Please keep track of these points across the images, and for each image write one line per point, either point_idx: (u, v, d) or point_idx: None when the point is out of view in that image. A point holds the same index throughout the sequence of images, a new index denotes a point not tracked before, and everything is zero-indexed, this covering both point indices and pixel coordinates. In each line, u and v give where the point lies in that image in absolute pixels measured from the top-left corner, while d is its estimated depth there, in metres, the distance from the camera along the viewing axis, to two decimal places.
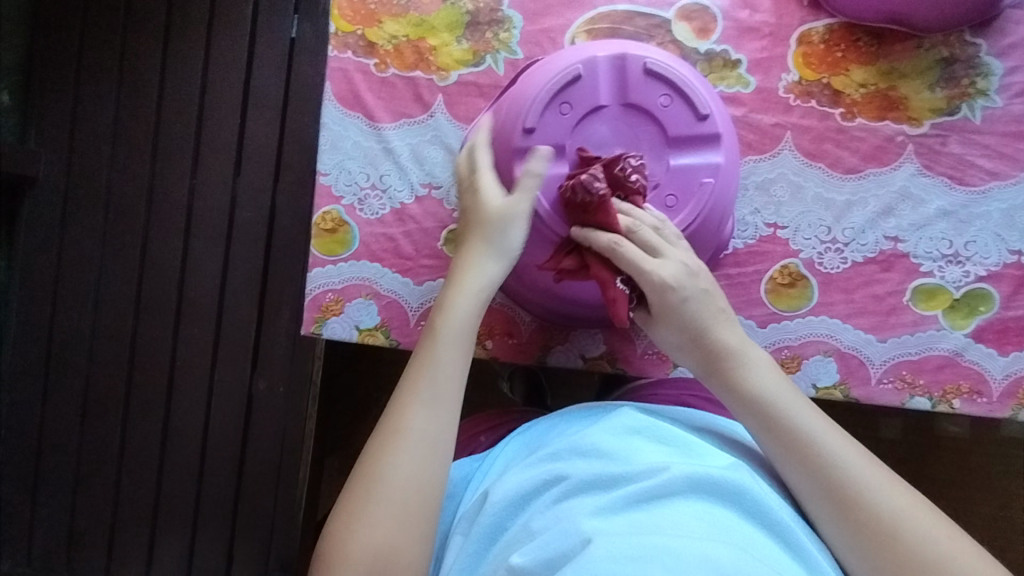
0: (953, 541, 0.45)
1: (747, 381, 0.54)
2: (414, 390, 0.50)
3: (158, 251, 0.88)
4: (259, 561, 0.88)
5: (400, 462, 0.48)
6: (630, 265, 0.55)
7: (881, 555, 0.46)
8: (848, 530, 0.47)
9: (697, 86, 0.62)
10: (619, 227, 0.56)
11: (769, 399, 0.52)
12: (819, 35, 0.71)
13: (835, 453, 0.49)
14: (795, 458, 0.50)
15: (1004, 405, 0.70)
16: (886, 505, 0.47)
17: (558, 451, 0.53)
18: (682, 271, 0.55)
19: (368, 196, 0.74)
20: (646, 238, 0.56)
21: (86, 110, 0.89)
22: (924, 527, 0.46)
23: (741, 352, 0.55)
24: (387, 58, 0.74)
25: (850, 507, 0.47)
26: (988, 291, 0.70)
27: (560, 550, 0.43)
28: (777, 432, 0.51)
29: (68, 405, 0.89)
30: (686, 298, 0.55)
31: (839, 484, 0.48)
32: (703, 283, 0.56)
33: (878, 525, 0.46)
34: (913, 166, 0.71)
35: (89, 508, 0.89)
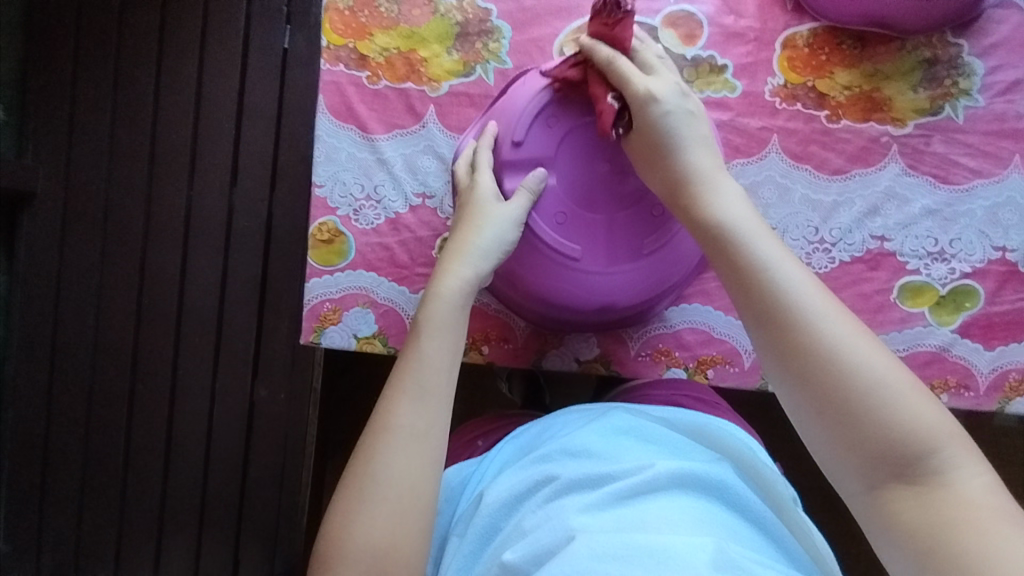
0: (897, 374, 0.43)
1: (710, 203, 0.53)
2: (402, 383, 0.52)
3: (157, 262, 0.89)
4: (265, 565, 0.90)
5: (390, 458, 0.49)
6: (620, 75, 0.58)
7: (815, 388, 0.44)
8: (783, 361, 0.46)
9: (680, 98, 0.63)
10: (627, 48, 0.60)
11: (729, 222, 0.51)
12: (803, 39, 0.72)
13: (788, 278, 0.48)
14: (762, 289, 0.48)
15: (990, 398, 0.71)
16: (835, 337, 0.45)
17: (549, 453, 0.54)
18: (670, 87, 0.57)
19: (363, 207, 0.75)
20: (648, 59, 0.60)
21: (82, 124, 0.90)
22: (866, 359, 0.44)
23: (708, 175, 0.55)
24: (379, 71, 0.75)
25: (793, 333, 0.46)
26: (973, 287, 0.71)
27: (548, 546, 0.45)
28: (731, 255, 0.50)
29: (72, 416, 0.90)
30: (665, 116, 0.57)
31: (784, 301, 0.47)
32: (687, 104, 0.57)
33: (816, 350, 0.45)
34: (898, 166, 0.72)
35: (95, 516, 0.90)
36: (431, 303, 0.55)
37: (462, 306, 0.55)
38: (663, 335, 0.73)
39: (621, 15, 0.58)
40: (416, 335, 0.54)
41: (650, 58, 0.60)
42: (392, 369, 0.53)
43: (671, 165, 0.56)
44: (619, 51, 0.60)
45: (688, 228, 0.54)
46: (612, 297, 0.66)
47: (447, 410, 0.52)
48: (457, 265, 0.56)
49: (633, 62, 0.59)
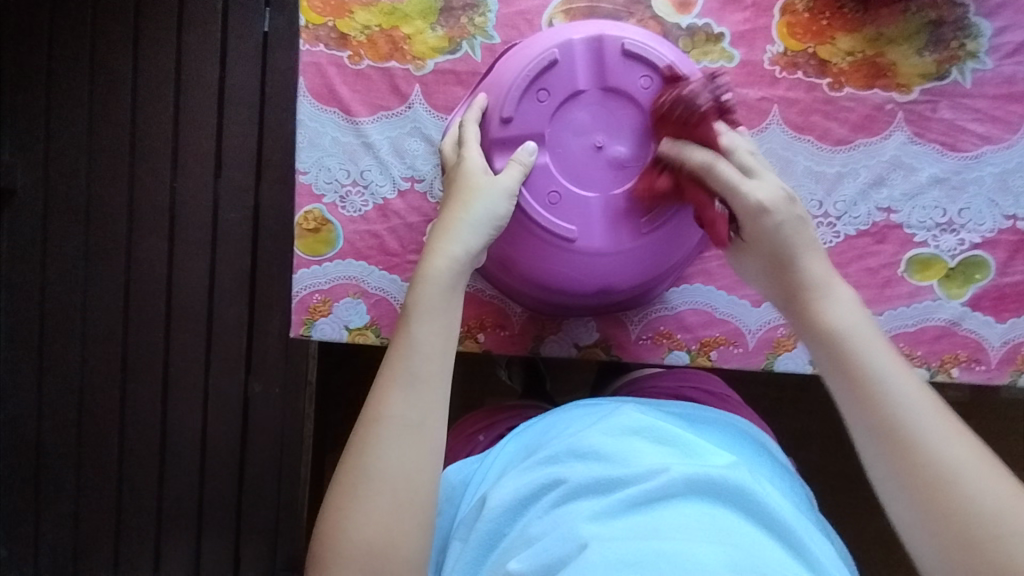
0: (1002, 483, 0.43)
1: (823, 310, 0.51)
2: (392, 372, 0.49)
3: (143, 257, 0.87)
4: (266, 562, 0.89)
5: (384, 453, 0.47)
6: (721, 181, 0.53)
7: (929, 502, 0.43)
8: (899, 472, 0.45)
9: (678, 65, 0.61)
10: (720, 144, 0.55)
11: (838, 322, 0.50)
12: (803, 3, 0.69)
13: (904, 397, 0.46)
14: (861, 395, 0.47)
15: (1002, 371, 0.69)
16: (944, 448, 0.44)
17: (556, 453, 0.51)
18: (780, 194, 0.52)
19: (349, 193, 0.72)
20: (744, 160, 0.54)
21: (59, 117, 0.87)
22: (979, 472, 0.43)
23: (825, 283, 0.52)
24: (360, 50, 0.72)
25: (907, 450, 0.45)
26: (983, 258, 0.69)
27: (558, 557, 0.43)
28: (843, 364, 0.49)
29: (64, 417, 0.88)
30: (780, 223, 0.52)
31: (897, 428, 0.45)
32: (798, 210, 0.53)
33: (939, 471, 0.44)
34: (904, 134, 0.69)
35: (91, 519, 0.89)
36: (419, 288, 0.52)
37: (454, 291, 0.52)
38: (665, 318, 0.71)
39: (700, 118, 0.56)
40: (404, 322, 0.51)
41: (747, 158, 0.54)
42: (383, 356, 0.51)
43: (785, 279, 0.53)
44: (716, 152, 0.55)
45: (800, 327, 0.52)
46: (611, 279, 0.63)
47: (441, 399, 0.49)
48: (446, 245, 0.53)
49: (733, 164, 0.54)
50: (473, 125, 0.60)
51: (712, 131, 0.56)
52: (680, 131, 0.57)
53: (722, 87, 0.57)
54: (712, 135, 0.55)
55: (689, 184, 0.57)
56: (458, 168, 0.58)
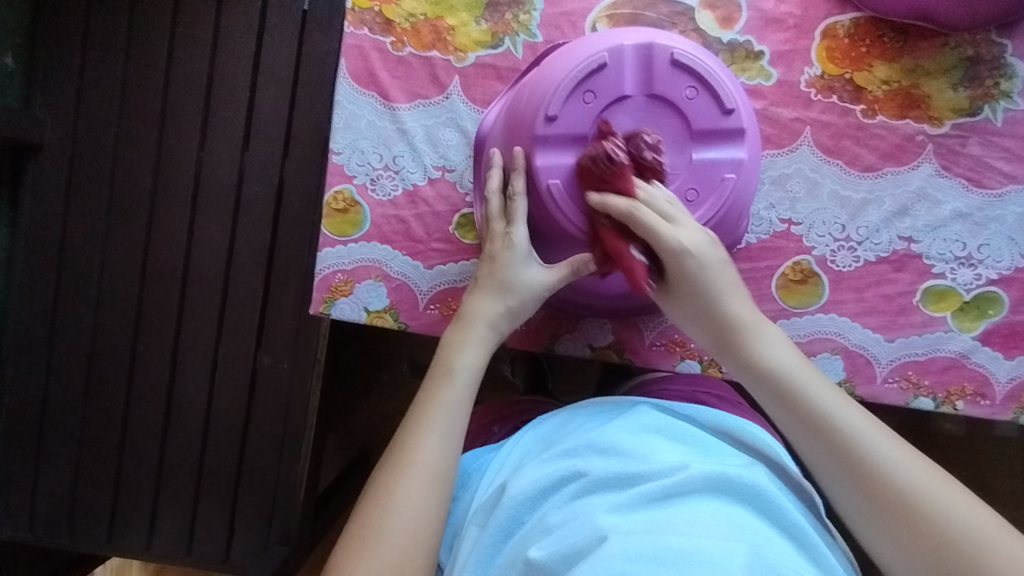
0: (949, 488, 0.48)
1: (759, 351, 0.56)
2: (423, 428, 0.54)
3: (165, 223, 0.87)
4: (260, 534, 0.90)
5: (410, 492, 0.51)
6: (648, 232, 0.55)
7: (899, 524, 0.48)
8: (867, 503, 0.50)
9: (723, 78, 0.62)
10: (637, 196, 0.57)
11: (774, 359, 0.56)
12: (844, 29, 0.70)
13: (850, 429, 0.51)
14: (818, 434, 0.52)
15: (1006, 407, 0.70)
16: (902, 474, 0.49)
17: (576, 447, 0.54)
18: (699, 238, 0.56)
19: (380, 177, 0.73)
20: (662, 208, 0.56)
21: (92, 76, 0.87)
22: (927, 485, 0.48)
23: (757, 327, 0.57)
24: (404, 37, 0.72)
25: (864, 479, 0.50)
26: (998, 295, 0.70)
27: (578, 547, 0.45)
28: (795, 406, 0.54)
29: (72, 374, 0.89)
30: (702, 270, 0.56)
31: (858, 462, 0.50)
32: (718, 252, 0.57)
33: (893, 494, 0.48)
34: (932, 167, 0.70)
35: (92, 478, 0.90)
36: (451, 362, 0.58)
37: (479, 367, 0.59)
38: (680, 326, 0.72)
39: (607, 177, 0.58)
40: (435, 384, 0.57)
41: (664, 205, 0.57)
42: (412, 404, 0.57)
43: (716, 322, 0.58)
44: (632, 199, 0.57)
45: (738, 370, 0.58)
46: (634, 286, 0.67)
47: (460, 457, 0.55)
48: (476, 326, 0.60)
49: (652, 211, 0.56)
50: (520, 180, 0.62)
51: (629, 180, 0.57)
52: (601, 183, 0.59)
53: (642, 143, 0.60)
54: (632, 186, 0.57)
55: (613, 231, 0.58)
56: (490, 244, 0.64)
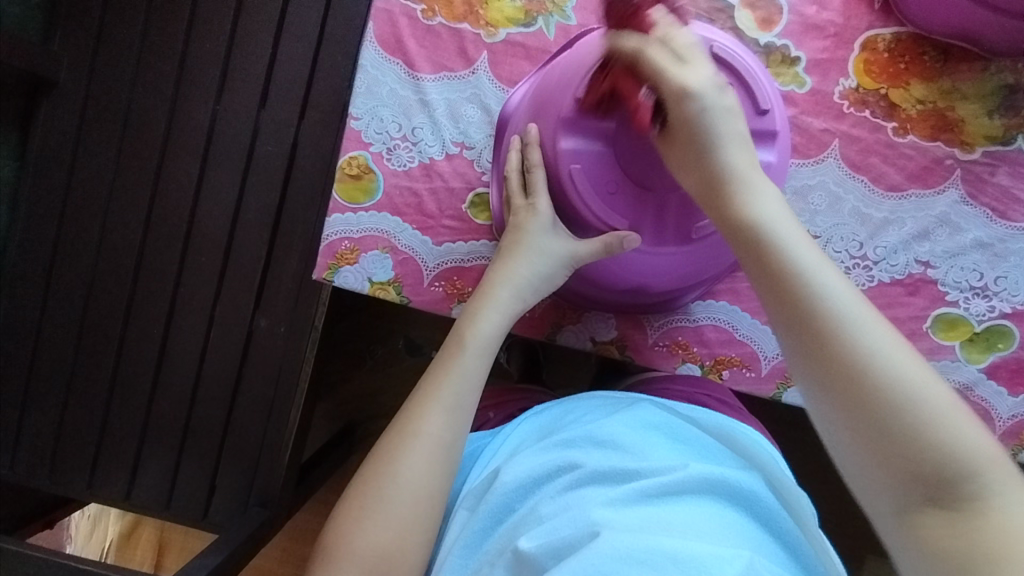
0: (956, 406, 0.43)
1: (746, 201, 0.52)
2: (430, 400, 0.54)
3: (174, 172, 0.86)
4: (241, 494, 0.89)
5: (412, 464, 0.51)
6: (653, 68, 0.53)
7: (874, 434, 0.43)
8: (817, 364, 0.46)
9: (761, 78, 0.61)
10: (653, 33, 0.55)
11: (767, 220, 0.50)
12: (885, 43, 0.68)
13: (828, 290, 0.47)
14: (788, 297, 0.48)
15: (1004, 443, 0.70)
16: (877, 349, 0.45)
17: (572, 439, 0.55)
18: (707, 79, 0.53)
19: (397, 147, 0.71)
20: (679, 44, 0.54)
21: (112, 15, 0.84)
22: (889, 348, 0.45)
23: (749, 173, 0.53)
24: (435, 6, 0.71)
25: (833, 353, 0.45)
26: (1009, 329, 0.69)
27: (569, 540, 0.46)
28: (783, 281, 0.49)
29: (68, 316, 0.88)
30: (705, 109, 0.53)
31: (829, 330, 0.46)
32: (726, 99, 0.54)
33: (867, 371, 0.44)
34: (958, 193, 0.69)
35: (78, 422, 0.89)
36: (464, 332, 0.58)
37: (496, 336, 0.58)
38: (684, 329, 0.70)
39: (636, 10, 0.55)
40: (448, 353, 0.57)
41: (684, 44, 0.55)
42: (424, 372, 0.56)
43: (705, 167, 0.53)
44: (646, 39, 0.55)
45: (721, 220, 0.52)
46: (648, 279, 0.65)
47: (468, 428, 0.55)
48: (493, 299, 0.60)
49: (664, 50, 0.54)
50: (537, 151, 0.62)
51: (650, 18, 0.55)
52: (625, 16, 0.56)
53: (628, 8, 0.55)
54: (649, 22, 0.55)
55: (624, 73, 0.56)
56: (511, 218, 0.63)
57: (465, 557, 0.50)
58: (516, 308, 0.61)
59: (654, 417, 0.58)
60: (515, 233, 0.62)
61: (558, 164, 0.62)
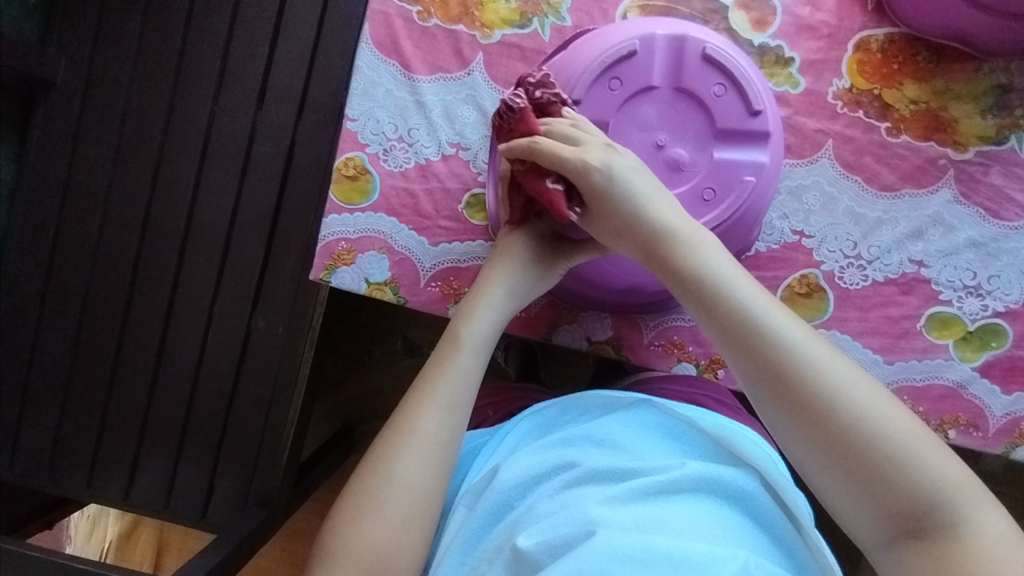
0: (916, 433, 0.46)
1: (691, 254, 0.53)
2: (426, 397, 0.54)
3: (171, 174, 0.86)
4: (239, 494, 0.90)
5: (409, 462, 0.51)
6: (551, 159, 0.56)
7: (864, 488, 0.45)
8: (785, 406, 0.48)
9: (754, 79, 0.61)
10: (539, 133, 0.58)
11: (722, 278, 0.51)
12: (878, 43, 0.69)
13: (782, 333, 0.49)
14: (741, 347, 0.50)
15: (997, 441, 0.70)
16: (832, 384, 0.47)
17: (571, 438, 0.55)
18: (604, 152, 0.56)
19: (394, 148, 0.72)
20: (565, 132, 0.57)
21: (110, 18, 0.85)
22: (839, 377, 0.47)
23: (683, 227, 0.54)
24: (431, 7, 0.71)
25: (794, 393, 0.47)
26: (1003, 327, 0.69)
27: (566, 538, 0.46)
28: (745, 344, 0.49)
29: (66, 317, 0.88)
30: (615, 179, 0.55)
31: (786, 371, 0.48)
32: (621, 156, 0.56)
33: (824, 408, 0.47)
34: (951, 193, 0.69)
35: (76, 423, 0.89)
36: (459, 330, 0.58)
37: (492, 334, 0.59)
38: (680, 328, 0.71)
39: (519, 118, 0.59)
40: (443, 350, 0.57)
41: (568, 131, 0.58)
42: (421, 369, 0.56)
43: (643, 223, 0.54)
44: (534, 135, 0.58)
45: (669, 281, 0.53)
46: (640, 279, 0.67)
47: (465, 426, 0.55)
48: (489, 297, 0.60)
49: (554, 140, 0.57)
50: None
51: (530, 116, 0.59)
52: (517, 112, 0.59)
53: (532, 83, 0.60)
54: (530, 121, 0.58)
55: (528, 172, 0.59)
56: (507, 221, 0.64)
57: (463, 555, 0.51)
58: (512, 308, 0.61)
59: (650, 416, 0.59)
60: (511, 233, 0.63)
61: None
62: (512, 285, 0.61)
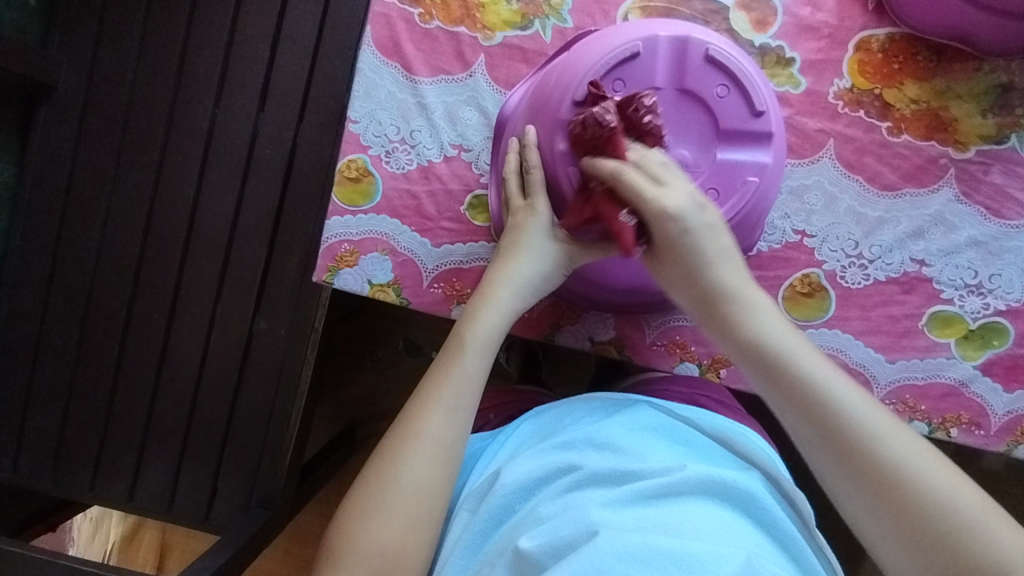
0: (982, 506, 0.48)
1: (749, 319, 0.55)
2: (431, 398, 0.54)
3: (173, 177, 0.86)
4: (243, 495, 0.90)
5: (414, 464, 0.52)
6: (634, 194, 0.54)
7: (926, 555, 0.48)
8: (845, 468, 0.51)
9: (756, 79, 0.61)
10: (627, 158, 0.55)
11: (778, 343, 0.54)
12: (879, 43, 0.69)
13: (839, 396, 0.52)
14: (802, 408, 0.53)
15: (999, 439, 0.70)
16: (887, 446, 0.50)
17: (571, 440, 0.56)
18: (688, 204, 0.54)
19: (396, 149, 0.72)
20: (655, 171, 0.54)
21: (112, 22, 0.85)
22: (890, 441, 0.50)
23: (742, 289, 0.56)
24: (432, 9, 0.71)
25: (854, 453, 0.50)
26: (1004, 326, 0.69)
27: (567, 539, 0.46)
28: (808, 409, 0.52)
29: (68, 320, 0.88)
30: (688, 231, 0.54)
31: (846, 433, 0.51)
32: (707, 218, 0.55)
33: (883, 469, 0.49)
34: (952, 192, 0.69)
35: (80, 426, 0.90)
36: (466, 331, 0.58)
37: (498, 337, 0.59)
38: (682, 328, 0.71)
39: (611, 135, 0.55)
40: (450, 351, 0.57)
41: (657, 164, 0.55)
42: (426, 372, 0.57)
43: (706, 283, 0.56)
44: (621, 160, 0.55)
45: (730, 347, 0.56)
46: (645, 280, 0.66)
47: (469, 428, 0.55)
48: (493, 300, 0.60)
49: (641, 173, 0.54)
50: (534, 153, 0.62)
51: (620, 142, 0.55)
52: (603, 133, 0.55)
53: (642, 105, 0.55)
54: (621, 146, 0.55)
55: (605, 195, 0.56)
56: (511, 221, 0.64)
57: (466, 558, 0.51)
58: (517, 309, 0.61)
59: (653, 419, 0.59)
60: (516, 233, 0.63)
61: (555, 166, 0.62)
62: (517, 286, 0.61)
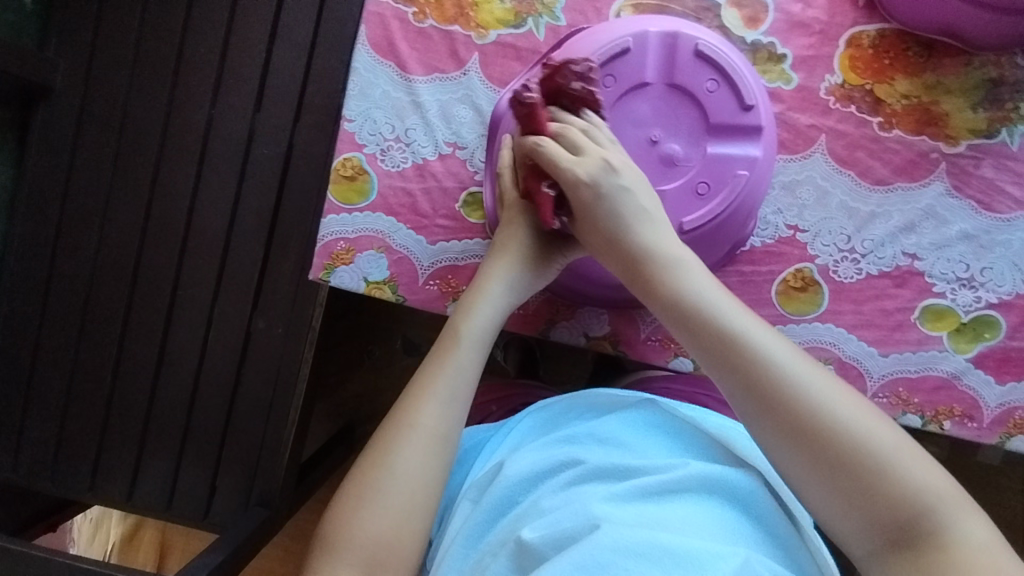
0: (904, 447, 0.47)
1: (667, 275, 0.55)
2: (424, 389, 0.55)
3: (170, 177, 0.87)
4: (241, 494, 0.90)
5: (408, 455, 0.52)
6: (551, 164, 0.59)
7: (854, 503, 0.47)
8: (766, 417, 0.49)
9: (746, 74, 0.62)
10: (547, 131, 0.61)
11: (694, 293, 0.54)
12: (869, 39, 0.69)
13: (754, 342, 0.51)
14: (716, 358, 0.52)
15: (992, 431, 0.70)
16: (804, 390, 0.49)
17: (576, 435, 0.56)
18: (599, 168, 0.58)
19: (391, 148, 0.72)
20: (575, 138, 0.59)
21: (108, 24, 0.85)
22: (809, 385, 0.49)
23: (659, 247, 0.57)
24: (426, 8, 0.72)
25: (771, 400, 0.49)
26: (996, 319, 0.70)
27: (570, 531, 0.47)
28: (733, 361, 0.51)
29: (66, 321, 0.89)
30: (604, 194, 0.58)
31: (763, 381, 0.50)
32: (617, 180, 0.58)
33: (801, 416, 0.48)
34: (943, 186, 0.70)
35: (79, 426, 0.90)
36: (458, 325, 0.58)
37: (491, 329, 0.59)
38: None
39: (535, 108, 0.60)
40: (442, 342, 0.58)
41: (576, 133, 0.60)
42: (420, 366, 0.57)
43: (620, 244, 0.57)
44: (542, 134, 0.61)
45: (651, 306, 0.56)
46: None
47: (462, 419, 0.56)
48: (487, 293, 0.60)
49: (559, 142, 0.60)
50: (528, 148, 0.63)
51: (541, 115, 0.60)
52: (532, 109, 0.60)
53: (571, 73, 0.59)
54: (542, 121, 0.60)
55: (531, 173, 0.62)
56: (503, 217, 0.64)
57: (468, 547, 0.51)
58: (511, 302, 0.61)
59: (654, 417, 0.59)
60: (507, 226, 0.63)
61: None
62: (510, 279, 0.61)
